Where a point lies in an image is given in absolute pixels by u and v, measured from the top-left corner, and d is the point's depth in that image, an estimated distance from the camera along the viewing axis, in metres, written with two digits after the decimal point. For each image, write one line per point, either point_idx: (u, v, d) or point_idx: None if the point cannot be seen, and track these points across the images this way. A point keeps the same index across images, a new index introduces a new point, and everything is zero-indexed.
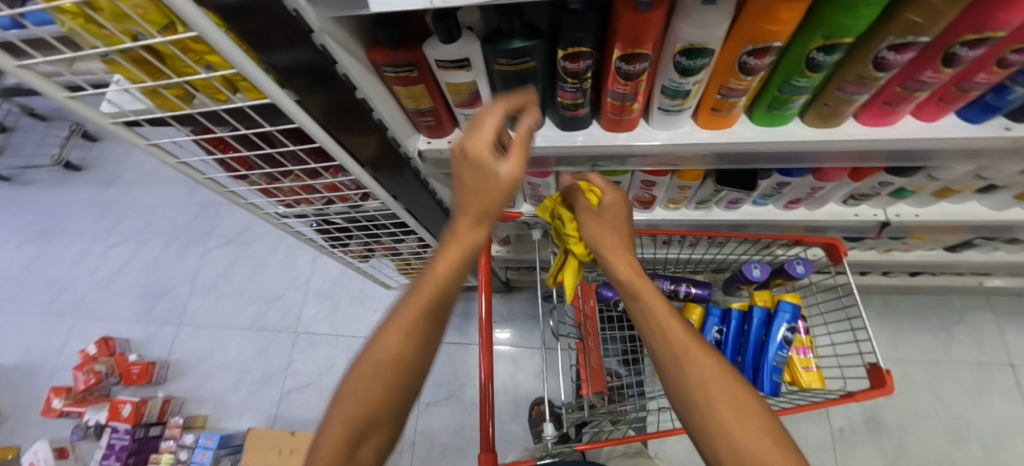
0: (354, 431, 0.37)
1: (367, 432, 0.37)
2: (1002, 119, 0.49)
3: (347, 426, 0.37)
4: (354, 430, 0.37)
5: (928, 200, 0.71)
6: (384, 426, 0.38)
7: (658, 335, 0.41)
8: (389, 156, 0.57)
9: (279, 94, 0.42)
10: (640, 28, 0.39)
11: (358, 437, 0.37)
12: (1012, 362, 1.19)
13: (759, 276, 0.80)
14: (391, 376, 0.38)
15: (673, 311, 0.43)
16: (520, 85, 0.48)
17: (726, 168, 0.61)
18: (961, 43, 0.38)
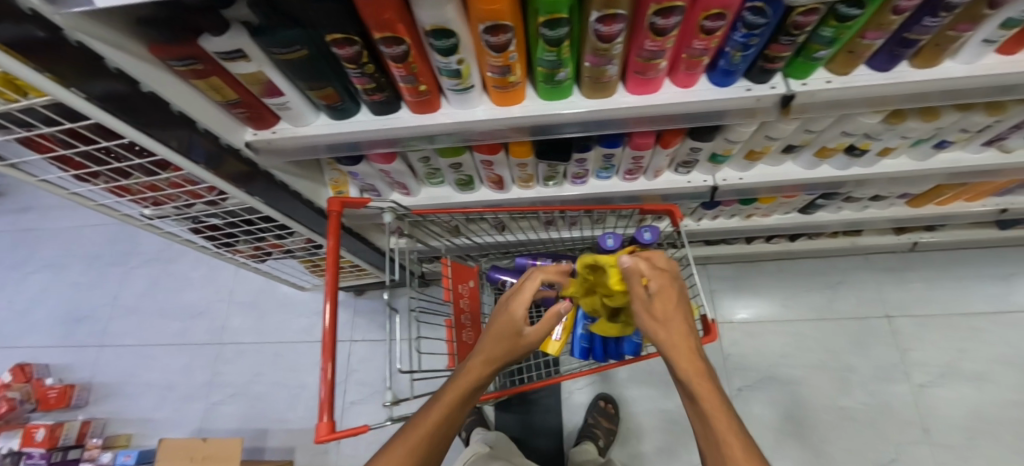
0: None
1: None
2: (744, 81, 0.56)
3: None
4: None
5: (745, 164, 0.79)
6: None
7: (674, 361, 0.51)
8: (207, 150, 0.60)
9: (61, 91, 0.43)
10: (378, 13, 0.44)
11: None
12: (889, 313, 1.29)
13: (612, 245, 0.86)
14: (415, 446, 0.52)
15: (707, 387, 0.49)
16: (305, 73, 0.52)
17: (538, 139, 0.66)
18: (656, 13, 0.44)
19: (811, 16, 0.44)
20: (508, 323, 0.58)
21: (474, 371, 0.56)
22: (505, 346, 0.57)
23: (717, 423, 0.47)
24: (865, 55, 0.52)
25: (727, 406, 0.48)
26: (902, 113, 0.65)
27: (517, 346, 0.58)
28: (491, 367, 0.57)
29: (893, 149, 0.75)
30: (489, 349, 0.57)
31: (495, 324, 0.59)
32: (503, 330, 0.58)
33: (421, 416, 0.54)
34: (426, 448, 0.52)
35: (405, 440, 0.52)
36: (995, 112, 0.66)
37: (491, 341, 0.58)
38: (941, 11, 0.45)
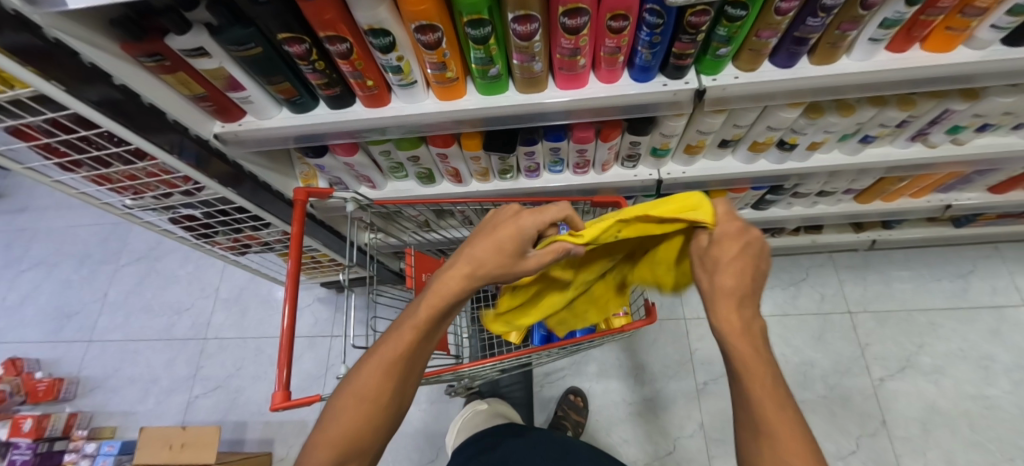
0: (368, 403, 0.52)
1: (373, 403, 0.52)
2: (661, 77, 0.62)
3: (361, 397, 0.51)
4: (368, 401, 0.52)
5: (686, 158, 0.84)
6: (387, 397, 0.52)
7: (721, 319, 0.44)
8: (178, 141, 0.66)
9: (46, 85, 0.49)
10: (319, 13, 0.50)
11: (366, 405, 0.52)
12: (851, 309, 1.33)
13: None
14: (390, 366, 0.52)
15: (750, 349, 0.43)
16: (262, 68, 0.58)
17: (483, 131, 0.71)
18: (564, 14, 0.50)
19: (702, 16, 0.50)
20: (510, 232, 0.52)
21: (448, 287, 0.53)
22: (495, 255, 0.52)
23: (766, 409, 0.42)
24: (766, 53, 0.58)
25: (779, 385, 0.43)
26: (819, 108, 0.71)
27: (506, 259, 0.53)
28: (467, 277, 0.52)
29: (821, 143, 0.80)
30: (473, 256, 0.52)
31: (490, 228, 0.54)
32: (488, 239, 0.53)
33: (399, 329, 0.53)
34: (401, 366, 0.53)
35: (382, 355, 0.53)
36: (908, 107, 0.71)
37: (481, 249, 0.52)
38: (820, 11, 0.51)
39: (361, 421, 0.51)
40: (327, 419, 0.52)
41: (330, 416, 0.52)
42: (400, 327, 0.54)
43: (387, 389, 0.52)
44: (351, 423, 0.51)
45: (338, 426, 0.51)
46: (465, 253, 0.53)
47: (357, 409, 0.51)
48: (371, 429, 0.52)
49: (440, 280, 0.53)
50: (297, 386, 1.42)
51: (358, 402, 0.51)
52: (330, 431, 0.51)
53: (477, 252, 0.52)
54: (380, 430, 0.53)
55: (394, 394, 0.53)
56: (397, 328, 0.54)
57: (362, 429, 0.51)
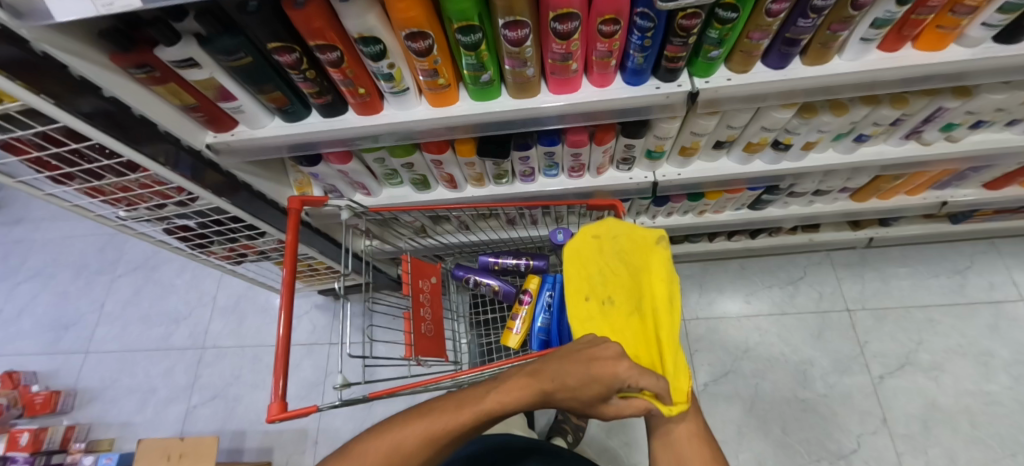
0: (397, 455, 0.52)
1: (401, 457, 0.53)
2: (653, 80, 0.62)
3: (393, 447, 0.53)
4: (398, 454, 0.52)
5: (681, 160, 0.84)
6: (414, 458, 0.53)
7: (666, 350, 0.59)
8: (170, 151, 0.65)
9: (35, 98, 0.48)
10: (307, 22, 0.49)
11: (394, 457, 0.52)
12: (849, 307, 1.33)
13: (562, 239, 0.90)
14: (432, 432, 0.52)
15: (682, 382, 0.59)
16: (252, 78, 0.58)
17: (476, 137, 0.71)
18: (555, 19, 0.50)
19: (693, 19, 0.50)
20: (600, 373, 0.48)
21: (523, 395, 0.51)
22: (578, 394, 0.49)
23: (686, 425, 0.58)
24: (758, 54, 0.58)
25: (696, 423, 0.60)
26: (812, 108, 0.71)
27: (586, 393, 0.49)
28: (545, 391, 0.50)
29: (816, 143, 0.80)
30: (558, 384, 0.49)
31: (585, 358, 0.49)
32: (585, 370, 0.48)
33: (455, 409, 0.53)
34: (441, 439, 0.53)
35: (430, 424, 0.53)
36: (901, 105, 0.71)
37: (573, 378, 0.49)
38: (810, 12, 0.51)
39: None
40: (354, 451, 0.54)
41: (357, 450, 0.54)
42: (460, 402, 0.53)
43: (418, 450, 0.52)
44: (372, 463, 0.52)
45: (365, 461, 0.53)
46: (560, 377, 0.50)
47: (385, 457, 0.52)
48: None
49: (521, 384, 0.51)
50: (295, 394, 1.42)
51: (389, 451, 0.53)
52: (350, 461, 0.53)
53: (569, 380, 0.49)
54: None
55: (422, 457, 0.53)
56: (456, 401, 0.54)
57: None
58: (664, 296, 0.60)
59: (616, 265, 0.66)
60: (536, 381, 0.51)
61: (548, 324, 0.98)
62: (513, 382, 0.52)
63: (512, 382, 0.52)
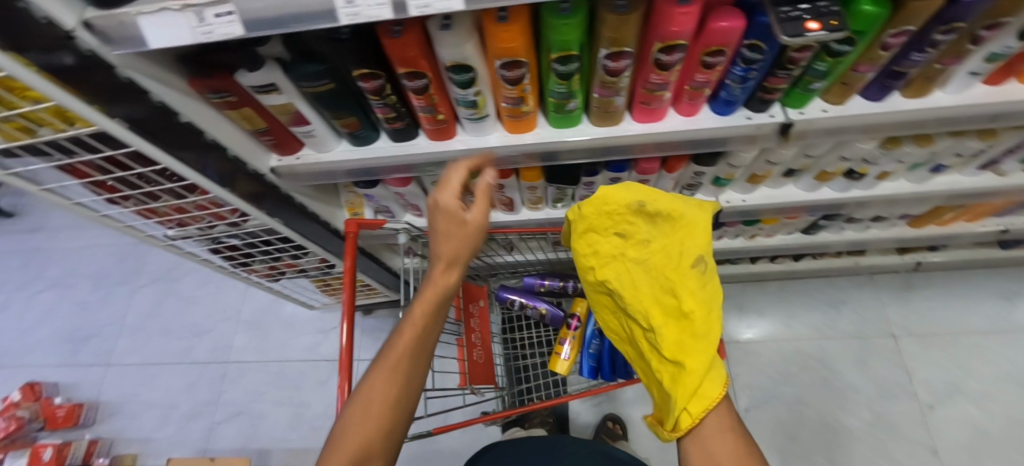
0: (376, 409, 0.53)
1: (385, 412, 0.53)
2: (744, 110, 0.60)
3: (369, 406, 0.53)
4: (376, 408, 0.53)
5: (747, 187, 0.81)
6: (398, 407, 0.54)
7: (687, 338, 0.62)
8: (208, 162, 0.58)
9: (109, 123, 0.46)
10: (402, 51, 0.47)
11: (379, 418, 0.52)
12: (894, 333, 1.30)
13: None
14: (396, 372, 0.54)
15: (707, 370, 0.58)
16: (331, 104, 0.56)
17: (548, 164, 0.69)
18: (660, 50, 0.48)
19: (805, 52, 0.48)
20: (448, 220, 0.54)
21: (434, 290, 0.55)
22: (457, 241, 0.54)
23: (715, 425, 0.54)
24: (859, 87, 0.56)
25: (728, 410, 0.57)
26: (897, 139, 0.68)
27: (464, 240, 0.54)
28: (449, 271, 0.55)
29: (891, 173, 0.77)
30: (447, 251, 0.54)
31: (437, 230, 0.55)
32: (443, 228, 0.54)
33: (398, 337, 0.55)
34: (405, 372, 0.54)
35: (386, 363, 0.54)
36: (987, 137, 0.68)
37: (445, 243, 0.54)
38: (927, 47, 0.49)
39: (375, 435, 0.52)
40: (339, 438, 0.52)
41: (340, 435, 0.52)
42: (398, 332, 0.56)
43: (397, 397, 0.54)
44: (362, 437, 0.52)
45: (348, 439, 0.52)
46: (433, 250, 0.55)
47: (367, 419, 0.52)
48: (381, 439, 0.53)
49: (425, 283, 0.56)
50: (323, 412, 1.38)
51: (368, 413, 0.53)
52: (339, 447, 0.51)
53: (444, 245, 0.54)
54: (389, 447, 0.54)
55: (404, 402, 0.54)
56: (394, 334, 0.56)
57: (378, 436, 0.52)
58: (699, 322, 0.62)
59: (636, 278, 0.66)
60: (434, 259, 0.55)
61: (598, 350, 0.96)
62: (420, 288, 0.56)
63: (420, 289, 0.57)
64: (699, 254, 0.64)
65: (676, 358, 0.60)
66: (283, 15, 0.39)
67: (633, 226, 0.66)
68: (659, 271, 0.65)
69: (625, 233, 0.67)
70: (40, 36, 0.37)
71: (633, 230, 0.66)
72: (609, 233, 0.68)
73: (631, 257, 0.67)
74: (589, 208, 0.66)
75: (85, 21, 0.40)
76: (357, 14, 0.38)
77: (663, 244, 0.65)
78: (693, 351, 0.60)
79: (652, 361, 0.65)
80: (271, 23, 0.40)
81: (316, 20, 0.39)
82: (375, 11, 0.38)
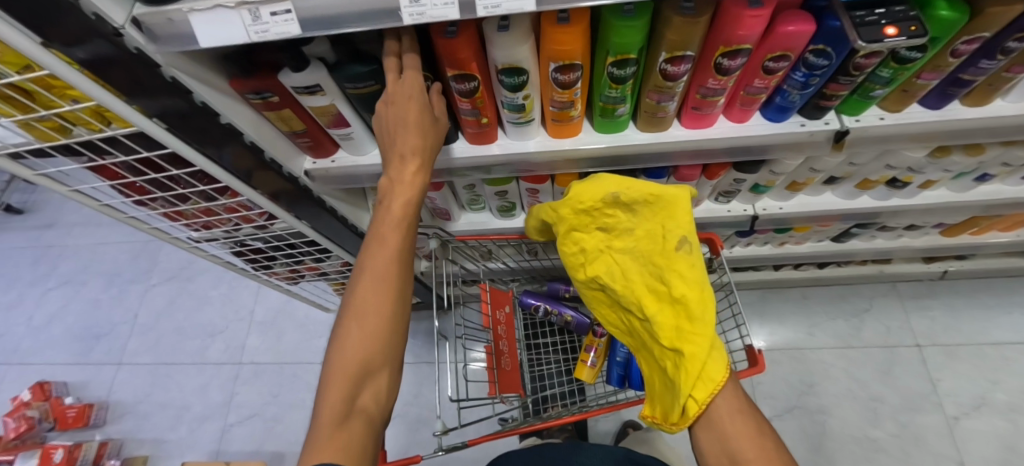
0: (369, 313, 0.47)
1: (381, 316, 0.47)
2: (797, 117, 0.58)
3: (361, 313, 0.47)
4: (368, 312, 0.47)
5: (785, 194, 0.79)
6: (391, 307, 0.48)
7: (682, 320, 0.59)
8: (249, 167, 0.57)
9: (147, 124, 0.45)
10: (455, 52, 0.46)
11: (374, 323, 0.47)
12: (918, 343, 1.28)
13: None
14: (384, 274, 0.48)
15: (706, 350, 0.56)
16: (374, 106, 0.54)
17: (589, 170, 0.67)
18: (722, 55, 0.46)
19: (873, 58, 0.46)
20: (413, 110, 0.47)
21: (407, 183, 0.50)
22: (419, 138, 0.49)
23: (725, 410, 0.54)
24: (919, 94, 0.54)
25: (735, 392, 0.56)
26: (947, 148, 0.66)
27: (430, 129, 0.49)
28: (417, 159, 0.50)
29: (935, 182, 0.75)
30: (410, 144, 0.48)
31: (398, 121, 0.48)
32: (407, 118, 0.47)
33: (374, 246, 0.49)
34: (392, 270, 0.48)
35: (367, 272, 0.48)
36: None
37: (411, 134, 0.48)
38: (998, 54, 0.47)
39: (374, 342, 0.46)
40: (334, 358, 0.46)
41: (335, 354, 0.46)
42: (375, 238, 0.50)
43: (390, 300, 0.48)
44: (359, 347, 0.46)
45: (347, 357, 0.45)
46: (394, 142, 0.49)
47: (364, 327, 0.46)
48: (382, 347, 0.47)
49: (391, 184, 0.50)
50: None
51: (363, 319, 0.47)
52: (337, 365, 0.45)
53: (408, 133, 0.48)
54: (393, 354, 0.48)
55: (397, 302, 0.48)
56: (369, 241, 0.50)
57: (380, 345, 0.47)
58: (693, 304, 0.59)
59: (627, 268, 0.64)
60: (397, 157, 0.49)
61: (627, 358, 0.94)
62: (387, 187, 0.50)
63: (387, 188, 0.50)
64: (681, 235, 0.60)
65: (676, 345, 0.58)
66: (343, 14, 0.38)
67: (614, 219, 0.64)
68: (647, 258, 0.63)
69: (607, 227, 0.65)
70: (90, 33, 0.35)
71: (614, 223, 0.64)
72: (590, 228, 0.66)
73: (616, 251, 0.66)
74: (565, 210, 0.65)
75: (134, 18, 0.39)
76: (422, 14, 0.37)
77: (646, 230, 0.63)
78: (691, 335, 0.58)
79: (656, 350, 0.63)
80: (331, 22, 0.38)
81: (378, 19, 0.38)
82: (441, 11, 0.36)
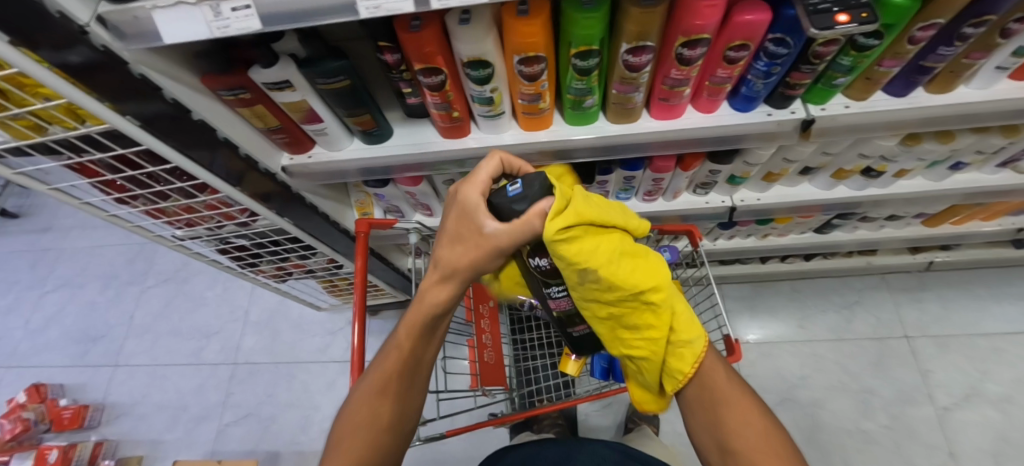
0: (370, 416, 0.56)
1: (378, 420, 0.56)
2: (764, 107, 0.58)
3: (363, 413, 0.56)
4: (369, 415, 0.56)
5: (762, 185, 0.80)
6: (389, 413, 0.57)
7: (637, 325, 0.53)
8: (228, 163, 0.59)
9: (120, 121, 0.46)
10: (421, 46, 0.47)
11: (371, 423, 0.56)
12: (908, 334, 1.28)
13: (668, 258, 0.82)
14: (389, 384, 0.57)
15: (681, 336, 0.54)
16: (346, 101, 0.55)
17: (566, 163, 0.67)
18: (682, 45, 0.47)
19: (831, 46, 0.47)
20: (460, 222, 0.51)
21: (423, 310, 0.56)
22: (454, 248, 0.52)
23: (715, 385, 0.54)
24: (882, 82, 0.54)
25: (721, 366, 0.57)
26: (918, 136, 0.67)
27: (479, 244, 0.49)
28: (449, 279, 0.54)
29: (910, 171, 0.76)
30: (450, 259, 0.52)
31: (456, 227, 0.51)
32: (459, 221, 0.51)
33: (390, 357, 0.58)
34: (395, 379, 0.58)
35: (375, 377, 0.58)
36: (1011, 134, 0.67)
37: (456, 245, 0.51)
38: (956, 40, 0.48)
39: (366, 443, 0.55)
40: (334, 448, 0.55)
41: (335, 445, 0.55)
42: (388, 349, 0.59)
43: (389, 405, 0.57)
44: (355, 443, 0.55)
45: (345, 447, 0.54)
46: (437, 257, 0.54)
47: (362, 425, 0.56)
48: (375, 445, 0.55)
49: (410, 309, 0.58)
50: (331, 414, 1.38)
51: (362, 419, 0.56)
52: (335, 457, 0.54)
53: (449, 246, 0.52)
54: (384, 452, 0.56)
55: (396, 407, 0.57)
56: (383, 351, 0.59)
57: (373, 443, 0.55)
58: (636, 317, 0.52)
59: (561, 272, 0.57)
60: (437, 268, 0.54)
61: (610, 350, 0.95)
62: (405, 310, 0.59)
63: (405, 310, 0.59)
64: (581, 265, 0.47)
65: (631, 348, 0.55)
66: (302, 10, 0.38)
67: None
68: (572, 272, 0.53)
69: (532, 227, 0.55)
70: (62, 32, 0.37)
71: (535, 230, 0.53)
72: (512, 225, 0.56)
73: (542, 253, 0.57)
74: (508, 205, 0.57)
75: (99, 16, 0.39)
76: (378, 7, 0.37)
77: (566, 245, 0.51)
78: (647, 338, 0.53)
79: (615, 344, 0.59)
80: (290, 17, 0.39)
81: (337, 13, 0.38)
82: (396, 4, 0.37)
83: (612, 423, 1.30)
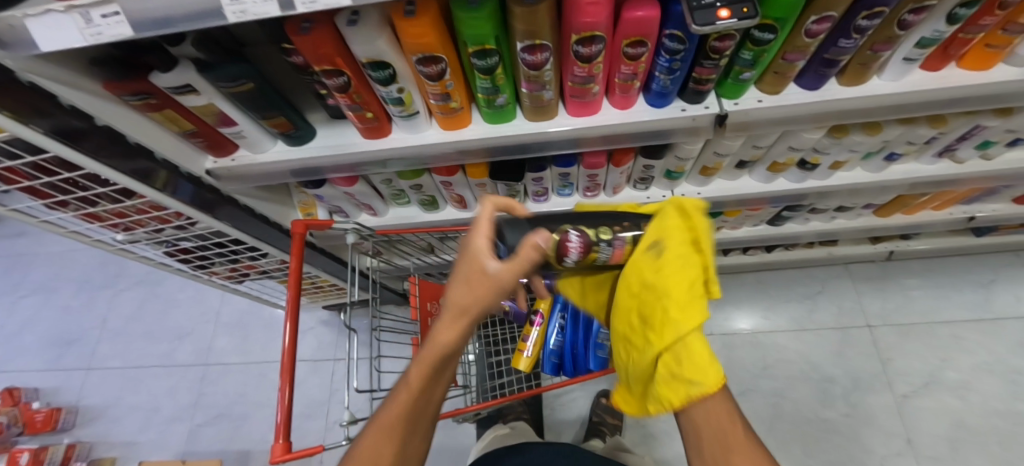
0: None
1: None
2: (679, 102, 0.59)
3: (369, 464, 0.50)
4: None
5: (701, 179, 0.80)
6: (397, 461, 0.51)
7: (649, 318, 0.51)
8: (143, 167, 0.59)
9: (21, 128, 0.45)
10: (315, 48, 0.46)
11: None
12: (870, 323, 1.29)
13: None
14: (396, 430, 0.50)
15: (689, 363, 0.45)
16: (255, 104, 0.55)
17: (512, 156, 0.65)
18: (577, 42, 0.47)
19: (726, 41, 0.47)
20: (469, 277, 0.43)
21: (436, 360, 0.47)
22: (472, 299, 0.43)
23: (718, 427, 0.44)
24: (792, 75, 0.54)
25: (730, 408, 0.46)
26: (844, 127, 0.67)
27: (480, 286, 0.42)
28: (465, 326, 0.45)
29: (845, 163, 0.76)
30: (456, 301, 0.43)
31: (462, 276, 0.43)
32: (465, 273, 0.43)
33: (399, 400, 0.50)
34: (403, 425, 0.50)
35: (384, 419, 0.51)
36: (938, 125, 0.67)
37: (462, 294, 0.43)
38: (853, 33, 0.48)
39: None
40: None
41: None
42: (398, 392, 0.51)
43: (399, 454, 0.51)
44: None
45: None
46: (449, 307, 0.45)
47: None
48: None
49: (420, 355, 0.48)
50: (301, 413, 1.39)
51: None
52: None
53: (459, 296, 0.43)
54: None
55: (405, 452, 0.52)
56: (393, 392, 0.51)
57: None
58: (654, 318, 0.50)
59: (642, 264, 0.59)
60: (451, 319, 0.45)
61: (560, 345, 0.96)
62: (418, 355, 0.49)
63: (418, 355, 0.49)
64: (649, 237, 0.52)
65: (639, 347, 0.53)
66: (172, 15, 0.38)
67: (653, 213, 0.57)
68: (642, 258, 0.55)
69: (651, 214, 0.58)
70: None
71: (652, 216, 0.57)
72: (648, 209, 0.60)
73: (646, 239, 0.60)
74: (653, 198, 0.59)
75: None
76: (243, 11, 0.38)
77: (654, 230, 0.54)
78: (654, 344, 0.49)
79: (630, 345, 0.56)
80: (161, 22, 0.38)
81: (207, 18, 0.38)
82: (260, 8, 0.37)
83: (578, 417, 1.31)
